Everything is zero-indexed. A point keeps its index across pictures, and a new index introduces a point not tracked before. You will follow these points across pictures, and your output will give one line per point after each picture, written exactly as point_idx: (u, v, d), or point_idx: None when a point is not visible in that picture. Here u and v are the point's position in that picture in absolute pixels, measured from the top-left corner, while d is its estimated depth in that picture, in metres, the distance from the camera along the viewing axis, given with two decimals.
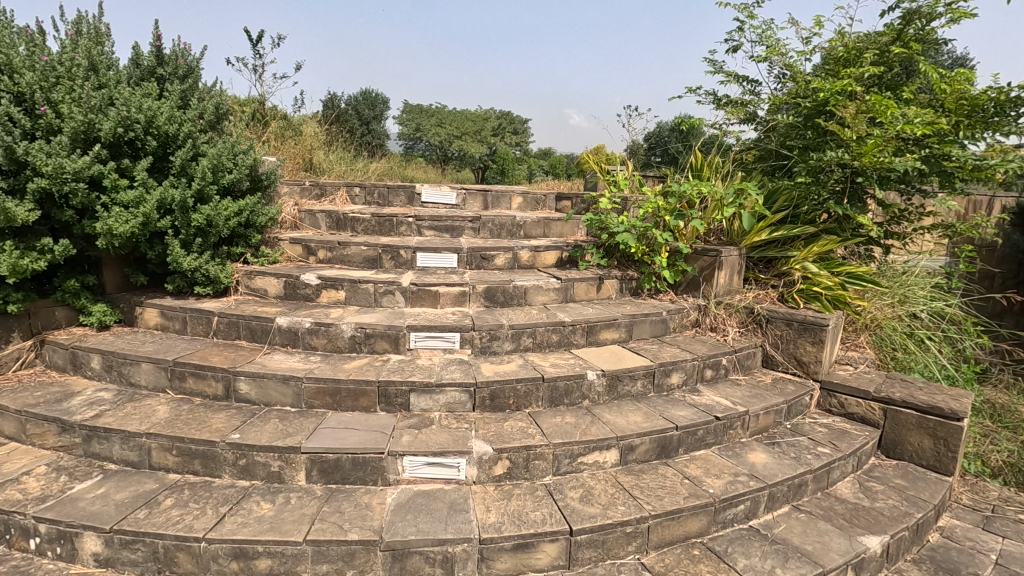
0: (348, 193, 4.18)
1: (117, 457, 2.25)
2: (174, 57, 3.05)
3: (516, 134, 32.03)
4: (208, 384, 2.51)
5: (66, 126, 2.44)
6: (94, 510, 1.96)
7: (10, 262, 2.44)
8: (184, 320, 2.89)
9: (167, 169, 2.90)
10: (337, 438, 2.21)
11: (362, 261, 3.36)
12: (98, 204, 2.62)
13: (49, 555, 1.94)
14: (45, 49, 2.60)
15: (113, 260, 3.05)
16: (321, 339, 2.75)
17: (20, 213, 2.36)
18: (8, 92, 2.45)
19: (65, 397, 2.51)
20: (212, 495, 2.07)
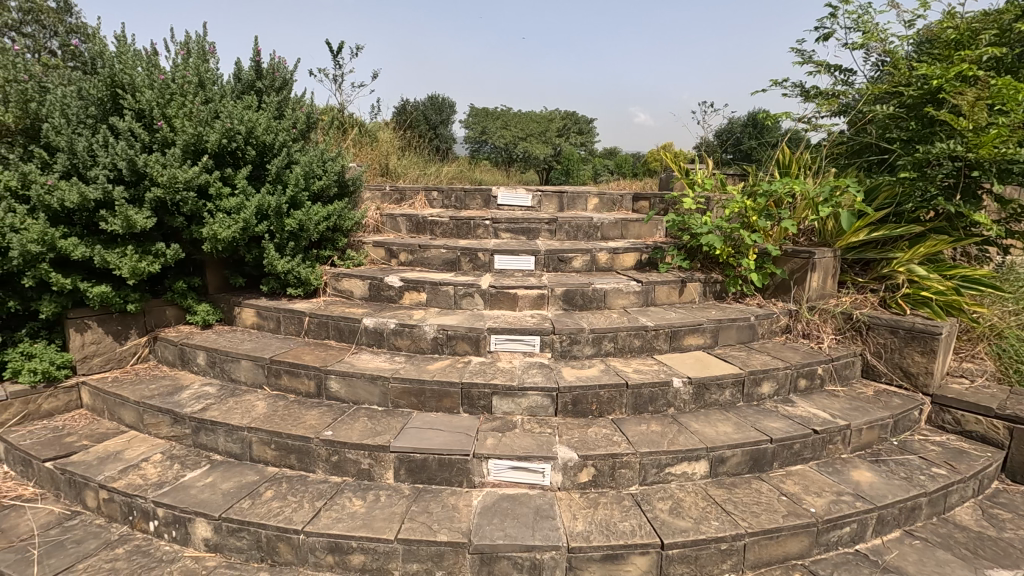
0: (427, 197, 4.28)
1: (222, 448, 2.40)
2: (271, 71, 3.23)
3: (581, 134, 31.80)
4: (302, 382, 2.63)
5: (179, 139, 2.64)
6: (204, 498, 2.10)
7: (130, 265, 2.66)
8: (278, 319, 3.05)
9: (264, 176, 3.08)
10: (424, 439, 2.24)
11: (442, 264, 3.42)
12: (205, 211, 2.81)
13: (165, 537, 2.09)
14: (161, 68, 2.82)
15: (215, 262, 3.27)
16: (405, 339, 2.82)
17: (139, 220, 2.57)
18: (131, 110, 2.67)
19: (175, 390, 2.71)
20: (308, 489, 2.16)
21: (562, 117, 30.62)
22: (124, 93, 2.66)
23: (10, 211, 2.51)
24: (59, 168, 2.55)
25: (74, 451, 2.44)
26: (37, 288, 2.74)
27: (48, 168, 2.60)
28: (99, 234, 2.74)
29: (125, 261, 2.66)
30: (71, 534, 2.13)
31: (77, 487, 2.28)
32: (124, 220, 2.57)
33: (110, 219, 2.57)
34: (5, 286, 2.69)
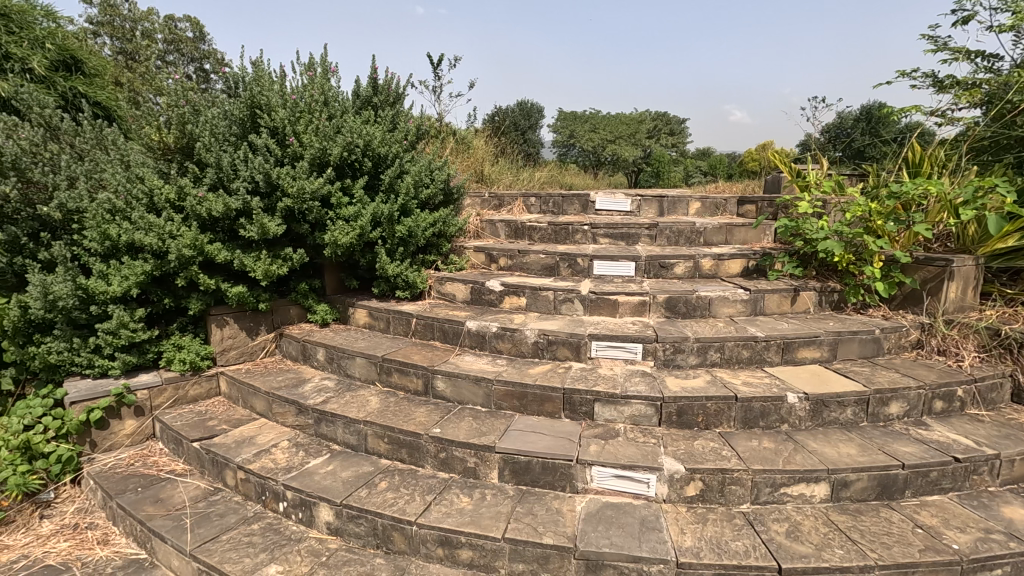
0: (524, 203, 4.35)
1: (340, 439, 2.59)
2: (386, 87, 3.45)
3: (672, 135, 30.80)
4: (411, 380, 2.77)
5: (307, 154, 2.89)
6: (326, 485, 2.27)
7: (263, 268, 2.95)
8: (387, 320, 3.23)
9: (378, 186, 3.29)
10: (528, 441, 2.28)
11: (541, 269, 3.45)
12: (327, 218, 3.05)
13: (293, 518, 2.29)
14: (292, 89, 3.10)
15: (333, 266, 3.53)
16: (506, 343, 2.88)
17: (272, 228, 2.83)
18: (267, 127, 2.96)
19: (299, 383, 2.95)
20: (419, 483, 2.27)
21: (653, 118, 29.84)
22: (262, 113, 2.94)
23: (169, 219, 2.86)
24: (209, 182, 2.87)
25: (216, 434, 2.73)
26: (187, 287, 3.10)
27: (199, 182, 2.94)
28: (238, 240, 3.05)
29: (259, 264, 2.95)
30: (215, 508, 2.38)
31: (219, 466, 2.56)
32: (260, 228, 2.85)
33: (248, 227, 2.85)
34: (161, 286, 3.04)
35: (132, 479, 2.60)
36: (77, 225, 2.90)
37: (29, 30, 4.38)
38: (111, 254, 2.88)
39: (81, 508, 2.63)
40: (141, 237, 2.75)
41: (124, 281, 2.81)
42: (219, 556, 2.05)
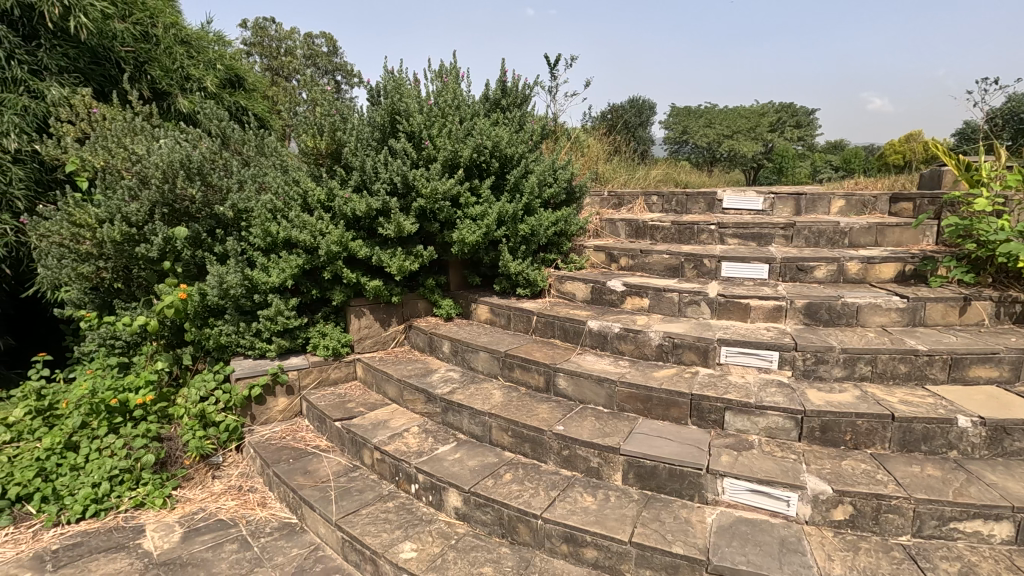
0: (645, 202, 4.26)
1: (466, 429, 2.70)
2: (513, 89, 3.56)
3: (799, 128, 28.42)
4: (533, 376, 2.82)
5: (440, 156, 3.05)
6: (455, 471, 2.38)
7: (398, 264, 3.16)
8: (508, 316, 3.32)
9: (503, 186, 3.39)
10: (654, 446, 2.22)
11: (664, 269, 3.35)
12: (456, 218, 3.20)
13: (423, 500, 2.42)
14: (428, 96, 3.30)
15: (458, 263, 3.69)
16: (629, 344, 2.83)
17: (406, 226, 3.02)
18: (405, 132, 3.17)
19: (427, 373, 3.12)
20: (542, 478, 2.30)
21: (776, 111, 27.74)
22: (401, 119, 3.16)
23: (319, 219, 3.17)
24: (353, 183, 3.13)
25: (354, 415, 2.97)
26: (331, 280, 3.40)
27: (345, 184, 3.21)
28: (376, 237, 3.30)
29: (394, 261, 3.17)
30: (355, 483, 2.59)
31: (357, 446, 2.78)
32: (396, 226, 3.05)
33: (386, 225, 3.07)
34: (310, 278, 3.37)
35: (285, 451, 2.91)
36: (245, 223, 3.30)
37: (204, 54, 5.09)
38: (271, 249, 3.24)
39: (243, 472, 2.99)
40: (297, 234, 3.07)
41: (281, 273, 3.15)
42: (361, 528, 2.23)
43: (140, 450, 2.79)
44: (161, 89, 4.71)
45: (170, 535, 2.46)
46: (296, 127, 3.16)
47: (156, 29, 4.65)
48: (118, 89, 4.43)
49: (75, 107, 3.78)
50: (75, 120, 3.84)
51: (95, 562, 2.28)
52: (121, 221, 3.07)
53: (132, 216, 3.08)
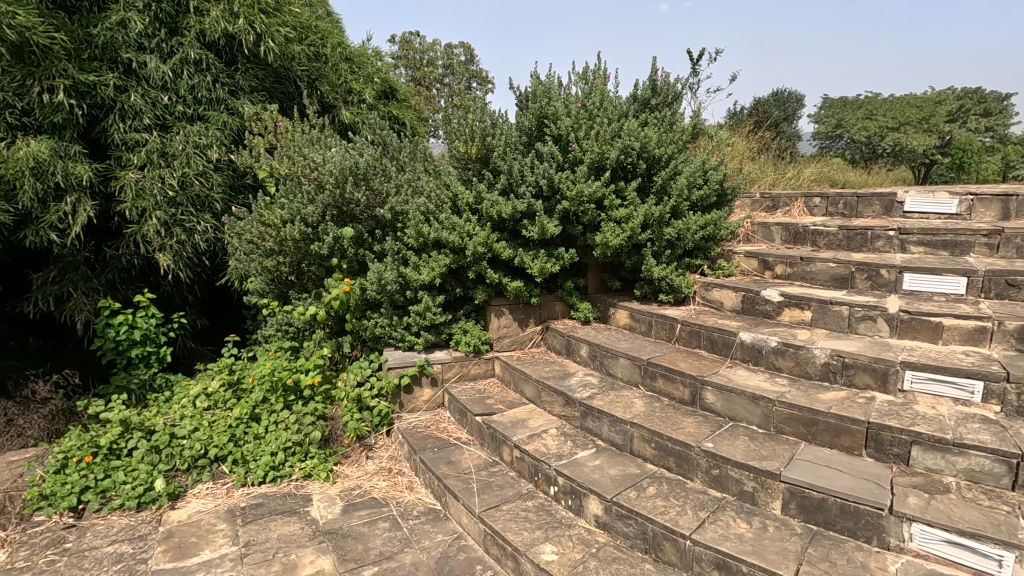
0: (806, 204, 3.94)
1: (605, 436, 2.65)
2: (664, 88, 3.49)
3: (988, 116, 24.20)
4: (677, 388, 2.70)
5: (587, 158, 3.06)
6: (595, 478, 2.34)
7: (540, 265, 3.20)
8: (649, 323, 3.21)
9: (649, 188, 3.33)
10: (821, 476, 2.00)
11: (829, 279, 3.04)
12: (599, 220, 3.19)
13: (562, 503, 2.41)
14: (575, 99, 3.33)
15: (597, 266, 3.66)
16: (787, 360, 2.59)
17: (550, 228, 3.06)
18: (552, 135, 3.22)
19: (565, 376, 3.12)
20: (689, 496, 2.18)
21: (958, 97, 23.92)
22: (548, 123, 3.22)
23: (467, 220, 3.32)
24: (501, 186, 3.25)
25: (494, 412, 3.07)
26: (474, 280, 3.55)
27: (492, 187, 3.34)
28: (518, 239, 3.38)
29: (536, 262, 3.22)
30: (495, 478, 2.66)
31: (497, 442, 2.86)
32: (540, 228, 3.09)
33: (530, 227, 3.13)
34: (456, 277, 3.55)
35: (430, 439, 3.08)
36: (400, 224, 3.56)
37: (364, 69, 5.64)
38: (422, 248, 3.46)
39: (392, 455, 3.22)
40: (447, 235, 3.24)
41: (431, 272, 3.34)
42: (503, 524, 2.28)
43: (309, 426, 3.13)
44: (328, 102, 5.23)
45: (333, 507, 2.72)
46: (450, 134, 3.35)
47: (326, 49, 5.20)
48: (294, 104, 5.01)
49: (265, 122, 4.38)
50: (264, 132, 4.43)
51: (273, 523, 2.59)
52: (300, 222, 3.47)
53: (309, 218, 3.48)
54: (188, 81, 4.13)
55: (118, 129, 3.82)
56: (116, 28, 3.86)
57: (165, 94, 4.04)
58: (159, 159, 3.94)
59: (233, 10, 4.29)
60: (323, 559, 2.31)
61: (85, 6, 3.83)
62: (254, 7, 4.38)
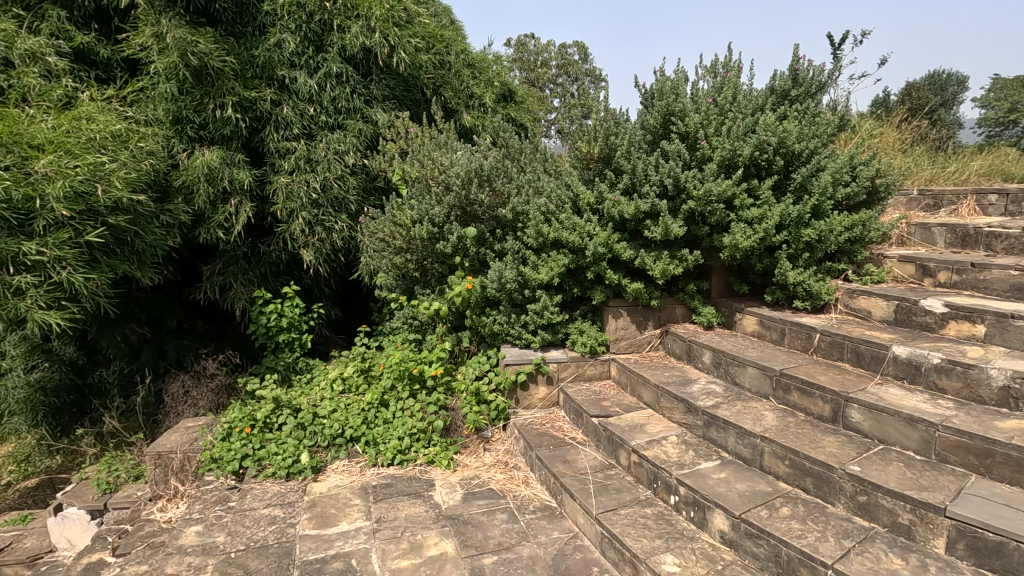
0: (977, 202, 3.48)
1: (731, 448, 2.52)
2: (806, 78, 3.27)
3: None
4: (815, 403, 2.49)
5: (717, 155, 2.95)
6: (721, 492, 2.22)
7: (661, 267, 3.12)
8: (782, 332, 2.99)
9: (787, 186, 3.14)
10: (1000, 516, 1.72)
11: (1008, 289, 2.63)
12: (729, 220, 3.05)
13: (683, 514, 2.33)
14: (705, 95, 3.22)
15: (722, 269, 3.49)
16: (953, 380, 2.28)
17: (675, 229, 2.97)
18: (680, 132, 3.13)
19: (687, 382, 3.01)
20: (831, 522, 2.00)
21: None
22: (675, 120, 3.14)
23: (588, 220, 3.33)
24: (623, 186, 3.21)
25: (610, 414, 3.03)
26: (592, 280, 3.54)
27: (614, 187, 3.31)
28: (639, 239, 3.32)
29: (658, 264, 3.14)
30: (612, 482, 2.63)
31: (614, 445, 2.83)
32: (663, 229, 3.02)
33: (653, 228, 3.07)
34: (574, 277, 3.57)
35: (545, 437, 3.13)
36: (521, 224, 3.65)
37: (485, 74, 5.85)
38: (541, 248, 3.52)
39: (508, 450, 3.31)
40: (567, 235, 3.27)
41: (550, 271, 3.38)
42: (621, 529, 2.25)
43: (432, 415, 3.31)
44: (451, 107, 5.48)
45: (454, 494, 2.85)
46: (573, 135, 3.38)
47: (450, 56, 5.45)
48: (422, 110, 5.32)
49: (396, 129, 4.69)
50: (395, 138, 4.76)
51: (400, 503, 2.78)
52: (427, 222, 3.68)
53: (436, 218, 3.67)
54: (330, 93, 4.53)
55: (273, 138, 4.29)
56: (273, 48, 4.33)
57: (312, 106, 4.47)
58: (305, 165, 4.36)
59: (371, 25, 4.63)
60: (445, 543, 2.43)
61: (249, 31, 4.36)
62: (389, 21, 4.69)
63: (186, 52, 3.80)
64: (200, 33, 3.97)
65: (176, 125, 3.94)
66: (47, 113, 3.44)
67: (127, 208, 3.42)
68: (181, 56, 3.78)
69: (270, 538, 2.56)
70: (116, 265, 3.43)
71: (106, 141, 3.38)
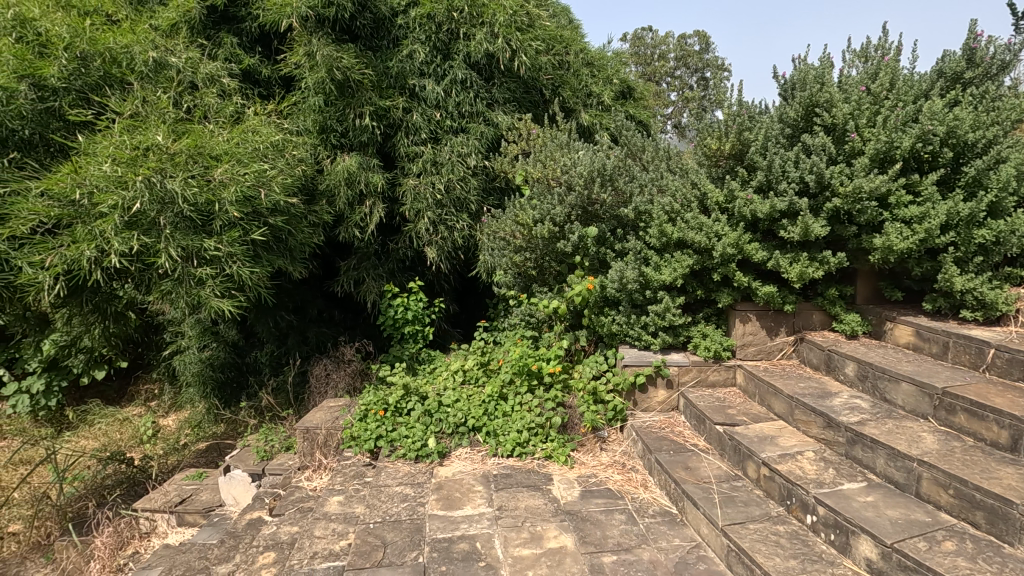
0: None
1: (880, 470, 2.30)
2: (983, 58, 2.91)
3: None
4: (987, 427, 2.20)
5: (870, 149, 2.72)
6: (869, 517, 2.03)
7: (799, 270, 2.92)
8: (945, 345, 2.67)
9: (955, 181, 2.82)
10: None
11: None
12: (881, 220, 2.80)
13: (822, 536, 2.16)
14: (857, 83, 2.97)
15: (869, 273, 3.20)
16: None
17: (816, 229, 2.77)
18: (825, 125, 2.92)
19: (826, 395, 2.78)
20: (1009, 565, 1.75)
21: None
22: (821, 111, 2.93)
23: (716, 220, 3.21)
24: (757, 184, 3.05)
25: (737, 423, 2.90)
26: (718, 282, 3.40)
27: (746, 185, 3.16)
28: (773, 240, 3.15)
29: (794, 266, 2.94)
30: (739, 494, 2.51)
31: (741, 455, 2.70)
32: (803, 228, 2.83)
33: (791, 228, 2.88)
34: (698, 279, 3.45)
35: (665, 442, 3.06)
36: (643, 224, 3.60)
37: (603, 71, 5.81)
38: (664, 248, 3.45)
39: (625, 451, 3.28)
40: (693, 235, 3.18)
41: (673, 272, 3.30)
42: (750, 544, 2.15)
43: (550, 411, 3.37)
44: (569, 106, 5.50)
45: (572, 490, 2.90)
46: (701, 131, 3.27)
47: (569, 56, 5.50)
48: (541, 111, 5.42)
49: (518, 131, 4.83)
50: (516, 140, 4.90)
51: (519, 494, 2.87)
52: (549, 222, 3.72)
53: (557, 218, 3.71)
54: (455, 98, 4.76)
55: (404, 143, 4.61)
56: (405, 59, 4.64)
57: (439, 111, 4.73)
58: (431, 167, 4.62)
59: (495, 31, 4.78)
60: (565, 537, 2.48)
61: (385, 44, 4.69)
62: (512, 26, 4.81)
63: (333, 68, 4.18)
64: (344, 49, 4.35)
65: (322, 134, 4.39)
66: (222, 126, 3.91)
67: (283, 210, 3.88)
68: (329, 72, 4.17)
69: (403, 514, 2.78)
70: (273, 260, 3.90)
71: (268, 150, 3.86)
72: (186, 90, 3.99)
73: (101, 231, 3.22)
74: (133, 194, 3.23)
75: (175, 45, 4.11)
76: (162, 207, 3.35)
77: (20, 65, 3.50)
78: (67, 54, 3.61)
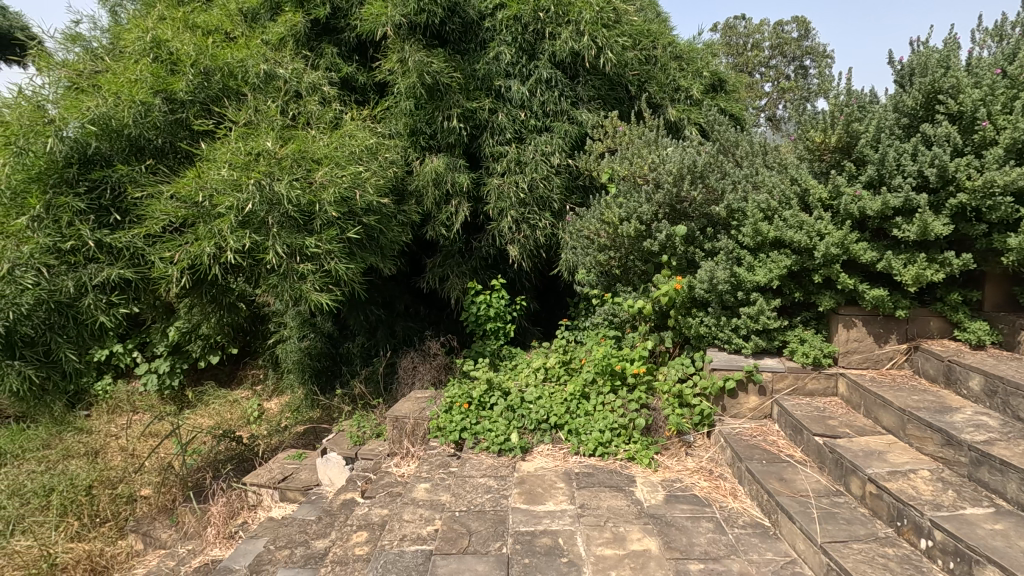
0: None
1: (1011, 496, 2.07)
2: None
3: None
4: None
5: (1004, 139, 2.46)
6: (996, 546, 1.84)
7: (914, 272, 2.69)
8: None
9: None
10: None
11: None
12: (1017, 217, 2.53)
13: (938, 563, 1.98)
14: (989, 65, 2.68)
15: (999, 277, 2.89)
16: None
17: (937, 227, 2.55)
18: (949, 112, 2.66)
19: (945, 410, 2.54)
20: None
21: None
22: (944, 98, 2.67)
23: (818, 218, 3.02)
24: (866, 179, 2.84)
25: (839, 435, 2.71)
26: (819, 284, 3.19)
27: (854, 180, 2.95)
28: (884, 240, 2.92)
29: (909, 268, 2.71)
30: (841, 510, 2.35)
31: (843, 469, 2.52)
32: (921, 226, 2.60)
33: (906, 226, 2.66)
34: (796, 280, 3.26)
35: (757, 450, 2.92)
36: (735, 222, 3.45)
37: (693, 65, 5.63)
38: (758, 248, 3.29)
39: (712, 457, 3.16)
40: (791, 234, 3.01)
41: (769, 272, 3.15)
42: (853, 564, 2.01)
43: (634, 412, 3.32)
44: (656, 103, 5.37)
45: (656, 493, 2.84)
46: (803, 124, 3.08)
47: (656, 51, 5.37)
48: (626, 108, 5.33)
49: (605, 129, 4.75)
50: (602, 138, 4.83)
51: (601, 493, 2.86)
52: (635, 220, 3.66)
53: (644, 216, 3.64)
54: (540, 98, 4.80)
55: (490, 143, 4.70)
56: (493, 61, 4.72)
57: (524, 111, 4.78)
58: (515, 167, 4.69)
59: (581, 29, 4.75)
60: (648, 540, 2.44)
61: (473, 47, 4.80)
62: (599, 23, 4.75)
63: (424, 72, 4.32)
64: (435, 54, 4.50)
65: (412, 137, 4.60)
66: (323, 131, 4.19)
67: (376, 209, 4.10)
68: (420, 77, 4.31)
69: (487, 504, 2.86)
70: (367, 257, 4.14)
71: (362, 153, 4.08)
72: (292, 99, 4.32)
73: (220, 229, 3.55)
74: (247, 196, 3.55)
75: (282, 57, 4.44)
76: (270, 207, 3.64)
77: (156, 82, 3.95)
78: (193, 70, 4.03)
